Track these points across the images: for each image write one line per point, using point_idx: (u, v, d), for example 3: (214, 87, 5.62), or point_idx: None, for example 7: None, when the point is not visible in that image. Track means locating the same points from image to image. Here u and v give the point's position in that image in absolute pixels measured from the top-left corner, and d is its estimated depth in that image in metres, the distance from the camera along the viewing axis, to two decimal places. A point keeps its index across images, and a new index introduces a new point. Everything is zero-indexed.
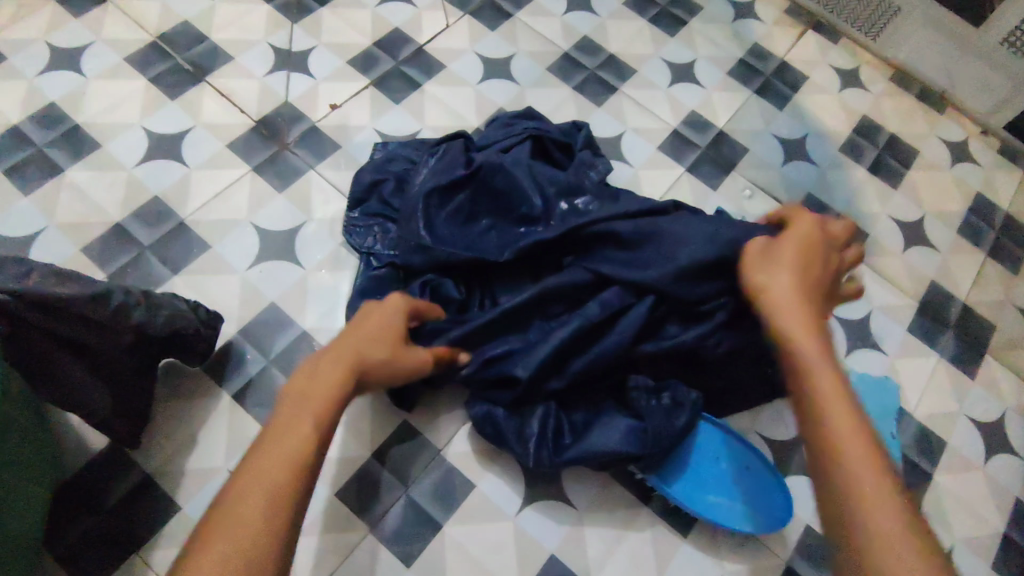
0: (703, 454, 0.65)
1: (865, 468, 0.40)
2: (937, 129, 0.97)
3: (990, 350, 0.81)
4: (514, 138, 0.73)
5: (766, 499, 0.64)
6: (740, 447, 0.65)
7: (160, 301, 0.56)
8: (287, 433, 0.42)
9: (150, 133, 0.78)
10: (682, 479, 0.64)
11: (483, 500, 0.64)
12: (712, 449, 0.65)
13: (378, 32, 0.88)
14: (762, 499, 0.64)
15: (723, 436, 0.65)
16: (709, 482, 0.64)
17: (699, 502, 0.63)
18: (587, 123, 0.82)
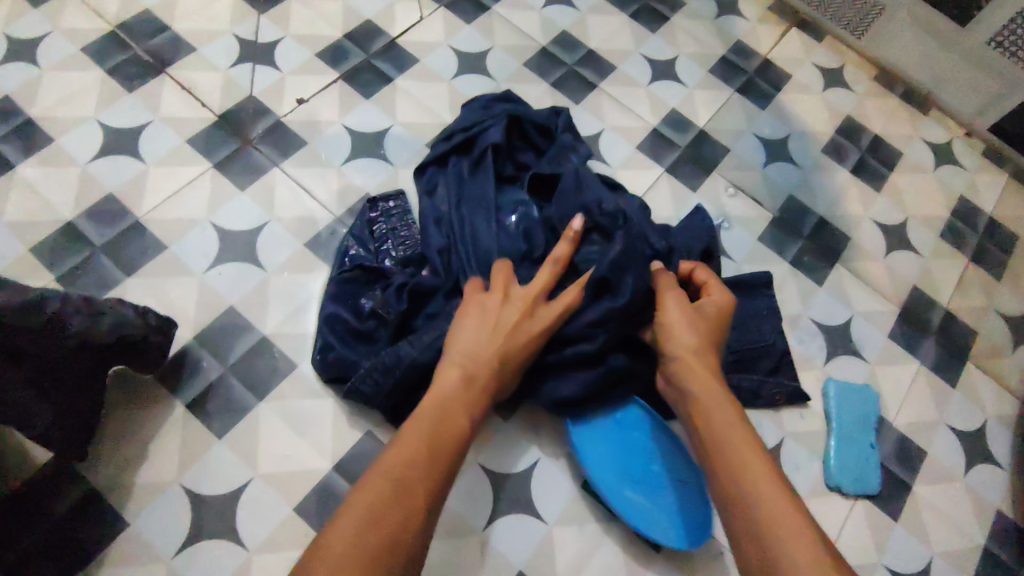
0: (638, 442, 0.64)
1: (784, 519, 0.42)
2: (921, 130, 0.96)
3: (972, 357, 0.80)
4: (491, 120, 0.71)
5: (687, 511, 0.61)
6: (677, 458, 0.63)
7: (102, 307, 0.53)
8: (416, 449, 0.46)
9: (106, 127, 0.74)
10: (606, 464, 0.63)
11: (450, 515, 0.61)
12: (648, 450, 0.63)
13: (349, 24, 0.85)
14: (680, 509, 0.61)
15: (665, 440, 0.64)
16: (632, 469, 0.63)
17: (611, 485, 0.62)
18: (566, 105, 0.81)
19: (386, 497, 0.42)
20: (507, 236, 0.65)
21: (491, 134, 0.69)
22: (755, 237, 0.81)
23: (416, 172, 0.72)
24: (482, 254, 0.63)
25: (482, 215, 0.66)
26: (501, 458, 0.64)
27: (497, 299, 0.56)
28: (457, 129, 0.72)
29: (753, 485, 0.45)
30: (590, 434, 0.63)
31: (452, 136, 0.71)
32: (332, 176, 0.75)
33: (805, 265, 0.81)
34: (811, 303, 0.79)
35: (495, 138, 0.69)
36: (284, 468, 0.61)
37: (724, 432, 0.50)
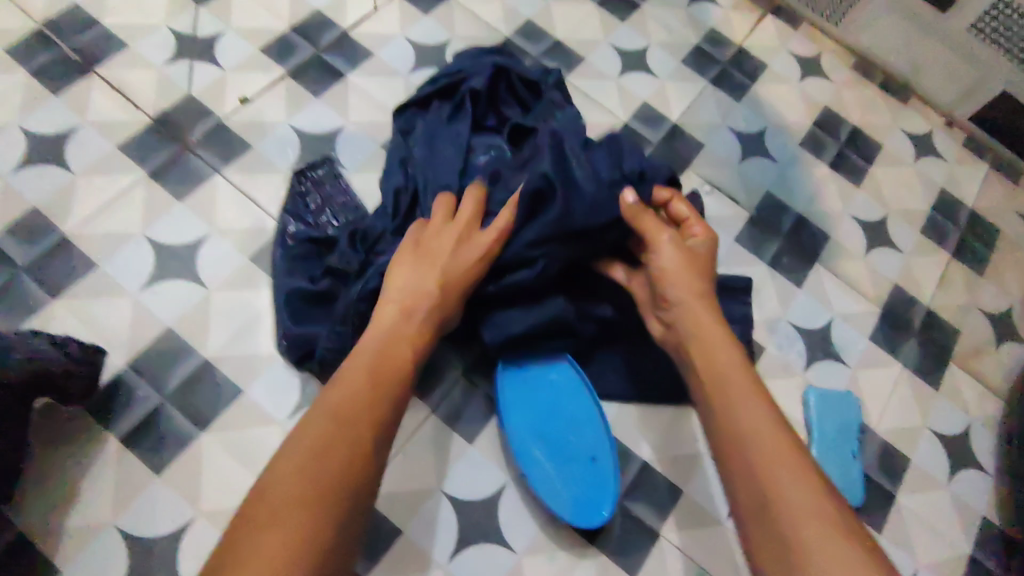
0: (565, 412, 0.62)
1: (780, 457, 0.43)
2: (901, 120, 0.92)
3: (955, 358, 0.78)
4: (476, 69, 0.72)
5: (586, 489, 0.59)
6: (599, 433, 0.61)
7: (12, 343, 0.48)
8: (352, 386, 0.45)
9: (28, 134, 0.68)
10: (525, 416, 0.61)
11: (411, 547, 0.57)
12: (573, 418, 0.62)
13: (296, 16, 0.79)
14: (585, 490, 0.59)
15: (593, 416, 0.62)
16: (552, 437, 0.61)
17: (524, 445, 0.60)
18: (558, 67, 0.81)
19: (323, 434, 0.41)
20: (473, 175, 0.65)
21: (473, 82, 0.70)
22: (732, 237, 0.77)
23: (396, 112, 0.73)
24: (440, 184, 0.64)
25: (452, 149, 0.66)
26: (464, 482, 0.60)
27: (455, 231, 0.56)
28: (443, 74, 0.73)
29: (750, 429, 0.45)
30: (517, 382, 0.62)
31: (437, 81, 0.72)
32: (279, 182, 0.70)
33: (783, 266, 0.77)
34: (790, 306, 0.75)
35: (477, 83, 0.69)
36: (230, 503, 0.57)
37: (725, 378, 0.49)
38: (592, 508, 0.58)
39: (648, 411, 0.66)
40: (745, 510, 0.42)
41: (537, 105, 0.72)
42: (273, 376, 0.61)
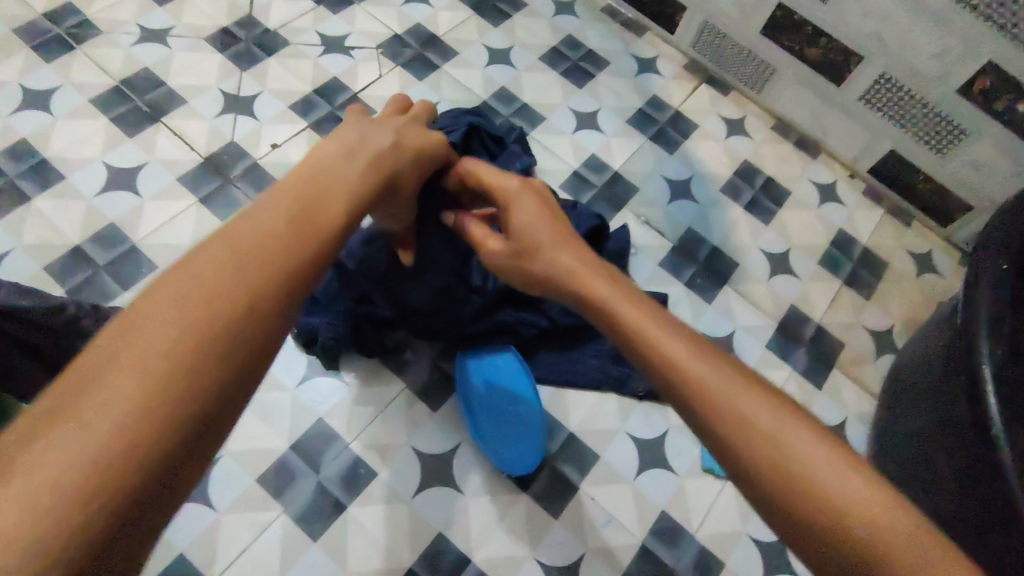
0: (506, 389, 0.79)
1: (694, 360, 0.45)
2: (810, 172, 1.12)
3: (838, 365, 0.95)
4: (456, 125, 0.92)
5: (517, 449, 0.77)
6: (531, 408, 0.79)
7: (107, 313, 0.66)
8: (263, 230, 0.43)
9: (110, 167, 0.89)
10: (475, 392, 0.79)
11: (384, 485, 0.75)
12: (512, 395, 0.79)
13: (318, 80, 1.01)
14: (516, 449, 0.77)
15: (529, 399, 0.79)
16: (497, 408, 0.78)
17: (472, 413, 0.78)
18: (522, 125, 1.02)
19: (211, 279, 0.38)
20: None
21: (452, 136, 0.90)
22: (657, 262, 0.96)
23: None
24: None
25: None
26: (427, 440, 0.78)
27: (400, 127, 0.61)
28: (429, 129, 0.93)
29: (671, 359, 0.45)
30: (470, 368, 0.80)
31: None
32: None
33: (698, 286, 0.96)
34: (701, 318, 0.94)
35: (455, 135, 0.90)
36: (250, 447, 0.75)
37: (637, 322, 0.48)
38: (520, 462, 0.76)
39: (576, 395, 0.84)
40: (695, 424, 0.44)
41: (502, 155, 0.94)
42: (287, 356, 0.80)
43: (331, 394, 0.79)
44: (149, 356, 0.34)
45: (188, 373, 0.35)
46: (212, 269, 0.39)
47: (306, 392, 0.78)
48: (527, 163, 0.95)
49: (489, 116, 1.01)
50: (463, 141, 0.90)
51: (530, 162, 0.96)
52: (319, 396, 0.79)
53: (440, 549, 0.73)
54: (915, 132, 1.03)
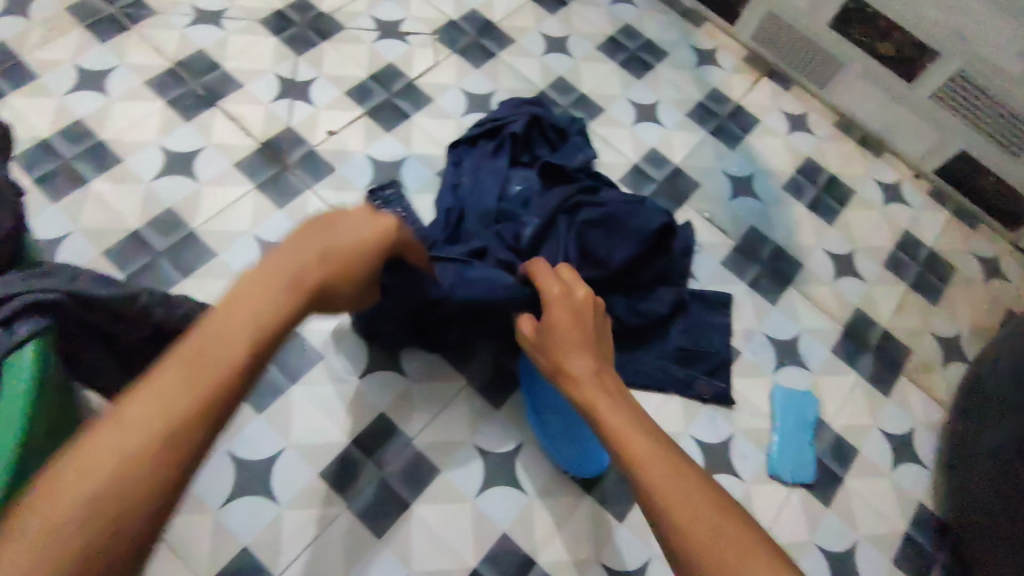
0: None
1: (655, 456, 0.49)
2: (873, 171, 1.08)
3: (905, 371, 0.92)
4: (516, 116, 0.90)
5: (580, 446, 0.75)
6: None
7: (178, 301, 0.64)
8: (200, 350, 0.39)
9: (166, 151, 0.87)
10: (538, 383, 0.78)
11: (447, 483, 0.74)
12: None
13: (373, 66, 0.99)
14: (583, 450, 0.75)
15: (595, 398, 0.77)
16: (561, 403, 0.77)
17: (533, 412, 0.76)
18: (582, 116, 0.99)
19: (143, 418, 0.35)
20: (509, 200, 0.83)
21: (513, 125, 0.88)
22: (720, 260, 0.94)
23: (451, 145, 0.91)
24: (482, 207, 0.81)
25: (494, 178, 0.84)
26: (491, 438, 0.76)
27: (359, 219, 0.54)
28: (490, 119, 0.91)
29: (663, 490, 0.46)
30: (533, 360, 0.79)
31: (483, 124, 0.90)
32: (356, 197, 0.88)
33: (762, 286, 0.93)
34: (765, 319, 0.91)
35: (517, 126, 0.88)
36: (312, 440, 0.73)
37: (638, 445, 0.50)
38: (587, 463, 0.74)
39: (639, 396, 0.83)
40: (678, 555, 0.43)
41: (564, 147, 0.91)
42: (348, 350, 0.78)
43: (392, 389, 0.77)
44: (55, 514, 0.31)
45: (104, 534, 0.32)
46: (137, 412, 0.35)
47: (367, 386, 0.77)
48: (590, 155, 0.91)
49: (549, 106, 0.98)
50: (524, 131, 0.88)
51: (594, 154, 0.93)
52: (380, 390, 0.77)
53: (505, 551, 0.71)
54: (989, 132, 0.99)
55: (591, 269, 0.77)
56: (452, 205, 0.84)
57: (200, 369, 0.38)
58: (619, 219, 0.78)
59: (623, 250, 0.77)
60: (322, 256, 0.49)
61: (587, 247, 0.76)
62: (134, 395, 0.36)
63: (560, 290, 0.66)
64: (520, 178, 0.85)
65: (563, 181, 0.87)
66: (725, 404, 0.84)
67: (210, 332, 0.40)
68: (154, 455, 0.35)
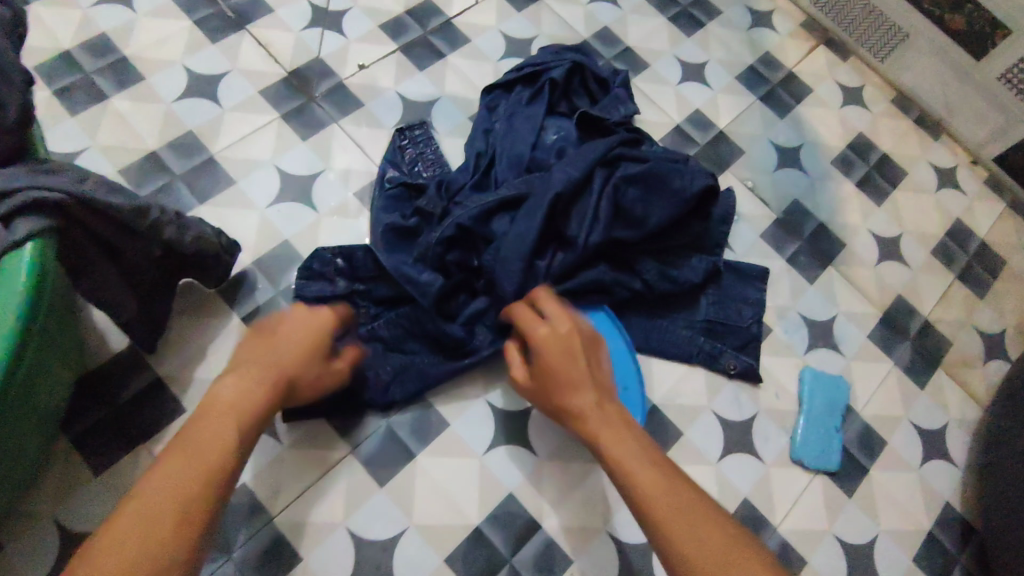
0: None
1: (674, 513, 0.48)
2: (929, 153, 1.02)
3: (943, 365, 0.87)
4: (558, 63, 0.85)
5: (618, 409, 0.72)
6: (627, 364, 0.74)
7: (189, 223, 0.61)
8: (190, 444, 0.46)
9: (190, 72, 0.83)
10: None
11: (455, 437, 0.71)
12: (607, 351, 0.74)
13: (410, 1, 0.94)
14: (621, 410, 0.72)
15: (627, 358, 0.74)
16: None
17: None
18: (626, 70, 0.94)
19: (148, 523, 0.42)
20: (543, 150, 0.79)
21: (554, 72, 0.83)
22: (758, 233, 0.89)
23: (485, 89, 0.87)
24: (514, 154, 0.78)
25: (528, 126, 0.80)
26: (505, 396, 0.73)
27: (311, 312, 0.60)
28: (528, 64, 0.86)
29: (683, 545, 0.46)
30: None
31: (522, 68, 0.85)
32: (383, 135, 0.84)
33: (800, 264, 0.88)
34: (801, 298, 0.86)
35: (557, 72, 0.83)
36: None
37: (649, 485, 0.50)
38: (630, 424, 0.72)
39: (662, 365, 0.79)
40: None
41: (604, 100, 0.86)
42: None
43: None
44: None
45: None
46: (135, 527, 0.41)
47: None
48: (631, 109, 0.86)
49: (592, 56, 0.93)
50: (565, 79, 0.83)
51: (636, 110, 0.87)
52: None
53: (509, 511, 0.69)
54: None
55: (626, 229, 0.72)
56: (483, 150, 0.80)
57: (188, 455, 0.45)
58: (663, 177, 0.73)
59: (662, 210, 0.73)
60: (280, 343, 0.56)
61: (626, 204, 0.72)
62: (136, 502, 0.42)
63: (547, 327, 0.61)
64: (556, 128, 0.81)
65: (601, 134, 0.82)
66: (753, 382, 0.80)
67: (187, 436, 0.47)
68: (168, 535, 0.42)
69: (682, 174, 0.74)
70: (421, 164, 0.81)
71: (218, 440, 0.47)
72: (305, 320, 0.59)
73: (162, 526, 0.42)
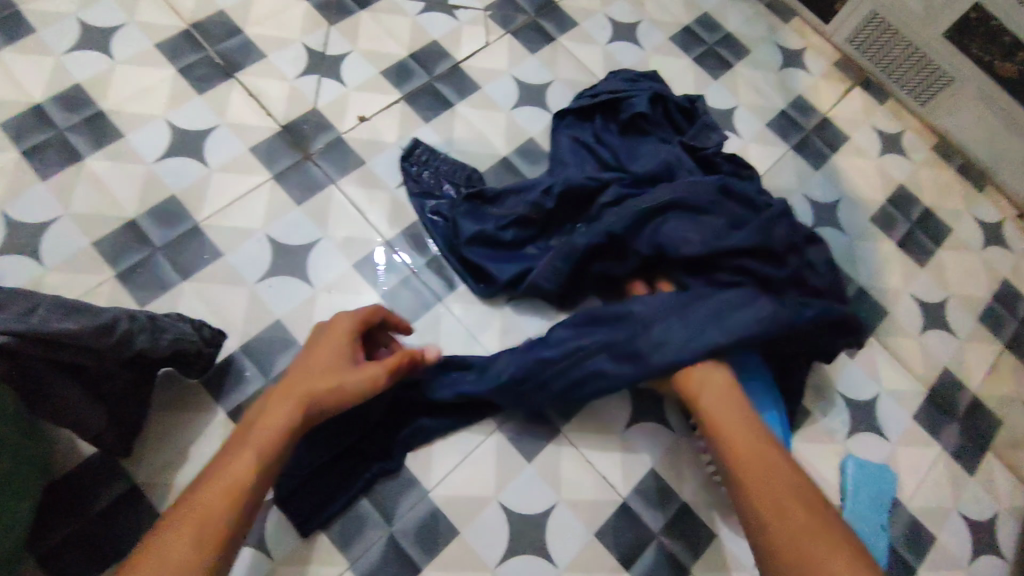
0: None
1: None
2: (974, 207, 0.94)
3: (993, 447, 0.80)
4: (638, 91, 0.79)
5: None
6: None
7: (163, 325, 0.55)
8: (227, 473, 0.49)
9: (174, 127, 0.76)
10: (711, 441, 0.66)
11: (466, 547, 0.64)
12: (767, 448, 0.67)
13: (415, 44, 0.86)
14: None
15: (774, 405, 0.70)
16: None
17: None
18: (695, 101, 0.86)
19: (192, 516, 0.46)
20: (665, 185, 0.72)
21: (636, 101, 0.77)
22: None
23: (557, 116, 0.82)
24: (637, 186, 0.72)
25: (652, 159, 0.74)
26: (521, 498, 0.66)
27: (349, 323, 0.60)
28: (604, 91, 0.80)
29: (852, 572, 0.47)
30: None
31: (598, 96, 0.81)
32: (385, 197, 0.77)
33: None
34: (841, 375, 0.79)
35: (640, 100, 0.77)
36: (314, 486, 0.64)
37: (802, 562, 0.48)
38: None
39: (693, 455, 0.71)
40: None
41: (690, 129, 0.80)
42: None
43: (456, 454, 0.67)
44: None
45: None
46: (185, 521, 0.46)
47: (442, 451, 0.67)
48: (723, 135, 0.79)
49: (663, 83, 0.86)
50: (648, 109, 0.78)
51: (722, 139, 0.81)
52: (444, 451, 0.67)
53: None
54: None
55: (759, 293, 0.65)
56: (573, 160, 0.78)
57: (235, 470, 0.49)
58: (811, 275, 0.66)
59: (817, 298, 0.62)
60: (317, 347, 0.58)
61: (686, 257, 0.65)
62: (179, 514, 0.47)
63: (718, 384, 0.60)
64: (648, 155, 0.75)
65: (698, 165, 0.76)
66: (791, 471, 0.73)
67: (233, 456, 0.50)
68: (192, 544, 0.45)
69: (757, 230, 0.64)
70: (447, 178, 0.77)
71: (235, 474, 0.49)
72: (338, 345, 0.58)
73: (183, 542, 0.45)
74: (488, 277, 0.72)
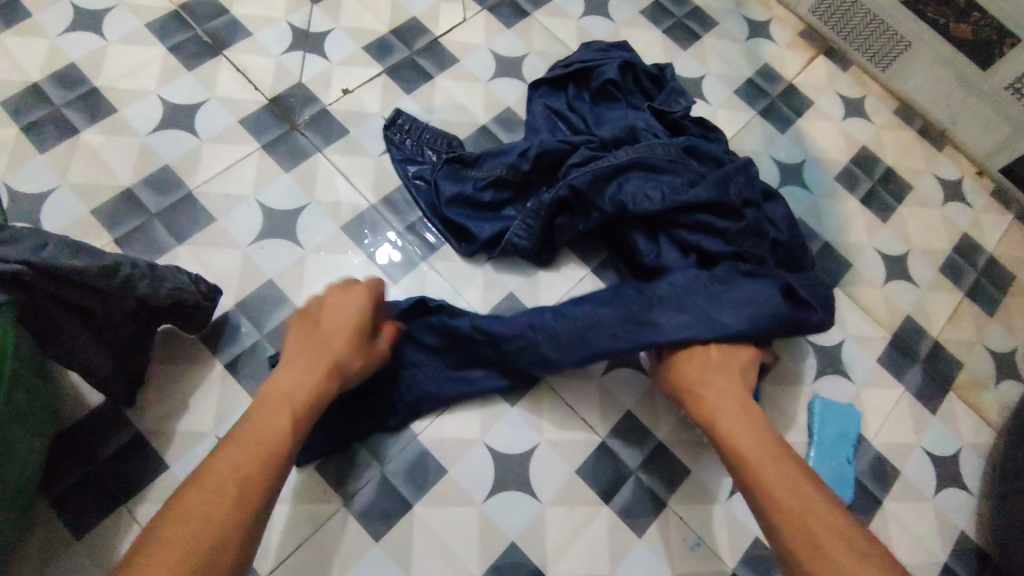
0: None
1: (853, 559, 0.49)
2: (934, 165, 0.99)
3: (954, 387, 0.85)
4: (609, 60, 0.82)
5: None
6: None
7: (163, 274, 0.58)
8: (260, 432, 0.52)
9: (166, 102, 0.80)
10: None
11: (455, 485, 0.68)
12: None
13: (395, 21, 0.90)
14: None
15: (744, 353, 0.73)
16: None
17: None
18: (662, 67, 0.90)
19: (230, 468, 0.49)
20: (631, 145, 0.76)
21: (608, 70, 0.81)
22: None
23: (531, 86, 0.86)
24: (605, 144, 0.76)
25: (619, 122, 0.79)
26: (504, 440, 0.70)
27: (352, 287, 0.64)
28: (577, 61, 0.84)
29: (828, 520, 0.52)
30: None
31: (570, 65, 0.84)
32: (369, 164, 0.80)
33: None
34: None
35: (610, 69, 0.81)
36: None
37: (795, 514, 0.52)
38: None
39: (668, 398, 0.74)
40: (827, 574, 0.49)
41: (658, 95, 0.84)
42: None
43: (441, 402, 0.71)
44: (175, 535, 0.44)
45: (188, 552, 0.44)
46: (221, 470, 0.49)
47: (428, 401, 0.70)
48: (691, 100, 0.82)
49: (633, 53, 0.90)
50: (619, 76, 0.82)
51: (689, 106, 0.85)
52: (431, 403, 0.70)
53: (512, 562, 0.66)
54: None
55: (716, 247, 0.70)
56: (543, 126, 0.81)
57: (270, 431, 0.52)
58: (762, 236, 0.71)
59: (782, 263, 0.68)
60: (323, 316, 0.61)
61: (646, 213, 0.70)
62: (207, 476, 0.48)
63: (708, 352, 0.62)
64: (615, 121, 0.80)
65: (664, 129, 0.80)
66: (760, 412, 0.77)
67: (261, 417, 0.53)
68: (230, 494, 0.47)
69: (713, 186, 0.69)
70: (430, 146, 0.80)
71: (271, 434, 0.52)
72: (342, 307, 0.62)
73: (224, 493, 0.48)
74: (470, 236, 0.76)
